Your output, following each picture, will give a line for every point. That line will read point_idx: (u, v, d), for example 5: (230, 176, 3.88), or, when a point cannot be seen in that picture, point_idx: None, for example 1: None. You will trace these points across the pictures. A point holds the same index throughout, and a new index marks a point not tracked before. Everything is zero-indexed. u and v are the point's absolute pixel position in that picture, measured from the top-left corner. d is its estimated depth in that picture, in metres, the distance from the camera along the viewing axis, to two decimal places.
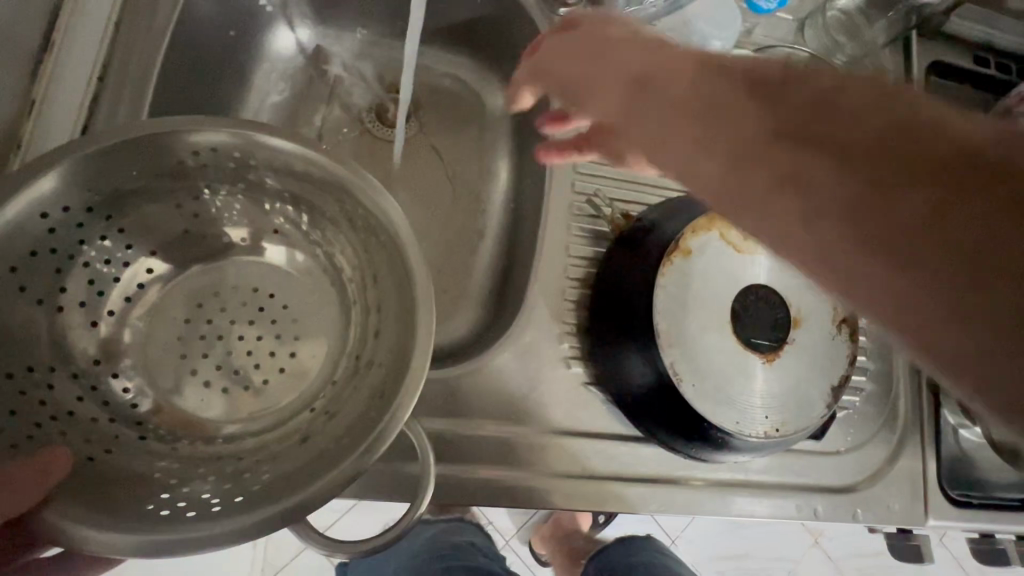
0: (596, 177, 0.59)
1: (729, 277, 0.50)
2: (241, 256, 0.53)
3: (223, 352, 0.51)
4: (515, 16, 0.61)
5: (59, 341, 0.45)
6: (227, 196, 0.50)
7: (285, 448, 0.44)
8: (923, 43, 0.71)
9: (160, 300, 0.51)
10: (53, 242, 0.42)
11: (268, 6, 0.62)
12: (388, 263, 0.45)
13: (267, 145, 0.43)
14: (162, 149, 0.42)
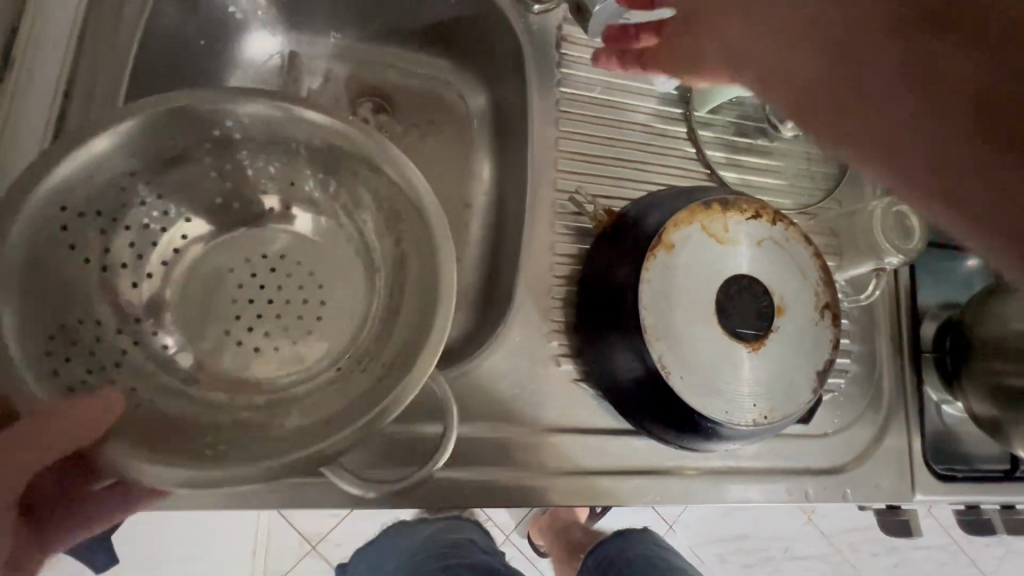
0: (577, 175, 0.59)
1: (713, 268, 0.50)
2: (273, 223, 0.53)
3: (252, 315, 0.50)
4: (490, 14, 0.61)
5: (109, 304, 0.45)
6: (263, 160, 0.49)
7: (317, 404, 0.44)
8: None
9: (197, 263, 0.51)
10: (99, 203, 0.42)
11: (237, 12, 0.60)
12: (411, 226, 0.46)
13: (304, 117, 0.43)
14: (209, 117, 0.42)
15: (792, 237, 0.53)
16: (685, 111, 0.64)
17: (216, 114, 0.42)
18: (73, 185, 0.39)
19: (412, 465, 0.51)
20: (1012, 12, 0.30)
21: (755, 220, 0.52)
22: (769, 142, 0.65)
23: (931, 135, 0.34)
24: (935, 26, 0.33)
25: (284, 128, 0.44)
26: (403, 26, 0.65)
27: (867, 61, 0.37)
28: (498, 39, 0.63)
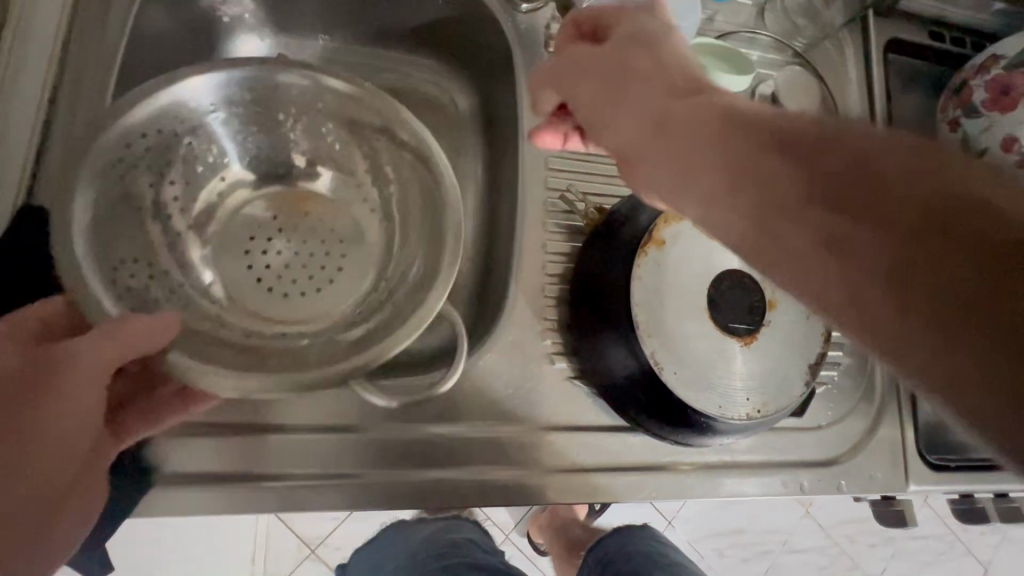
0: (568, 173, 0.59)
1: (705, 264, 0.51)
2: (298, 180, 0.55)
3: (273, 259, 0.52)
4: (478, 14, 0.61)
5: (164, 237, 0.49)
6: (298, 125, 0.53)
7: (344, 338, 0.46)
8: (880, 22, 0.72)
9: (230, 212, 0.53)
10: (156, 145, 0.46)
11: (224, 15, 0.60)
12: (426, 183, 0.50)
13: (334, 87, 0.49)
14: (260, 83, 0.48)
15: None
16: None
17: (261, 81, 0.48)
18: (134, 122, 0.43)
19: (408, 466, 0.51)
20: (904, 176, 0.29)
21: None
22: None
23: (840, 297, 0.29)
24: (842, 202, 0.30)
25: (317, 98, 0.50)
26: (392, 28, 0.65)
27: (790, 217, 0.31)
28: (486, 39, 0.62)
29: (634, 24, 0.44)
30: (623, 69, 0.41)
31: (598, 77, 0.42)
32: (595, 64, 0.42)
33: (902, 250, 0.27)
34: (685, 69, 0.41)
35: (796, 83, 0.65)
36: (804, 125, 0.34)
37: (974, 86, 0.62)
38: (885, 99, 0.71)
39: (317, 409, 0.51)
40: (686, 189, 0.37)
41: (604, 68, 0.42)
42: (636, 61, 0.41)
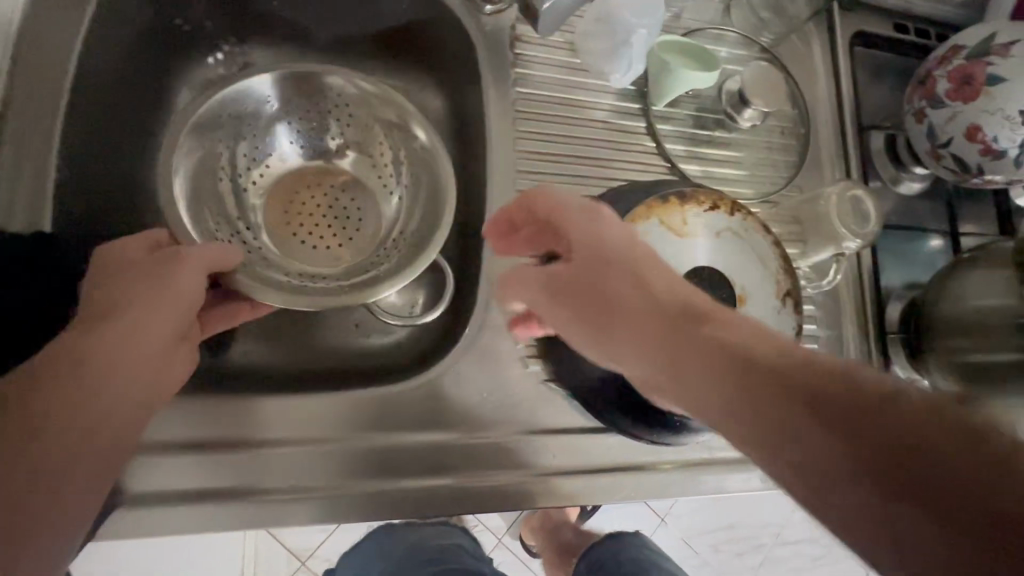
0: (537, 174, 0.59)
1: (673, 262, 0.50)
2: (332, 162, 0.67)
3: (307, 220, 0.65)
4: (442, 17, 0.60)
5: (233, 191, 0.63)
6: (336, 118, 0.65)
7: (351, 281, 0.59)
8: (846, 15, 0.72)
9: (279, 178, 0.66)
10: (228, 121, 0.60)
11: (184, 25, 0.59)
12: (428, 164, 0.61)
13: (362, 86, 0.61)
14: (310, 81, 0.61)
15: (750, 227, 0.53)
16: (643, 105, 0.64)
17: (309, 80, 0.61)
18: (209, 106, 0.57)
19: (382, 477, 0.50)
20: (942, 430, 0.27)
21: (714, 212, 0.52)
22: (728, 132, 0.66)
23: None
24: (875, 475, 0.27)
25: (350, 94, 0.62)
26: (357, 33, 0.64)
27: (829, 499, 0.28)
28: (452, 42, 0.62)
29: (589, 235, 0.41)
30: (595, 302, 0.39)
31: (568, 300, 0.41)
32: (563, 290, 0.41)
33: (939, 530, 0.25)
34: (665, 283, 0.39)
35: (761, 79, 0.63)
36: (805, 370, 0.31)
37: (936, 77, 0.63)
38: (854, 91, 0.71)
39: (286, 421, 0.50)
40: (720, 428, 0.34)
41: (571, 297, 0.41)
42: (609, 282, 0.39)
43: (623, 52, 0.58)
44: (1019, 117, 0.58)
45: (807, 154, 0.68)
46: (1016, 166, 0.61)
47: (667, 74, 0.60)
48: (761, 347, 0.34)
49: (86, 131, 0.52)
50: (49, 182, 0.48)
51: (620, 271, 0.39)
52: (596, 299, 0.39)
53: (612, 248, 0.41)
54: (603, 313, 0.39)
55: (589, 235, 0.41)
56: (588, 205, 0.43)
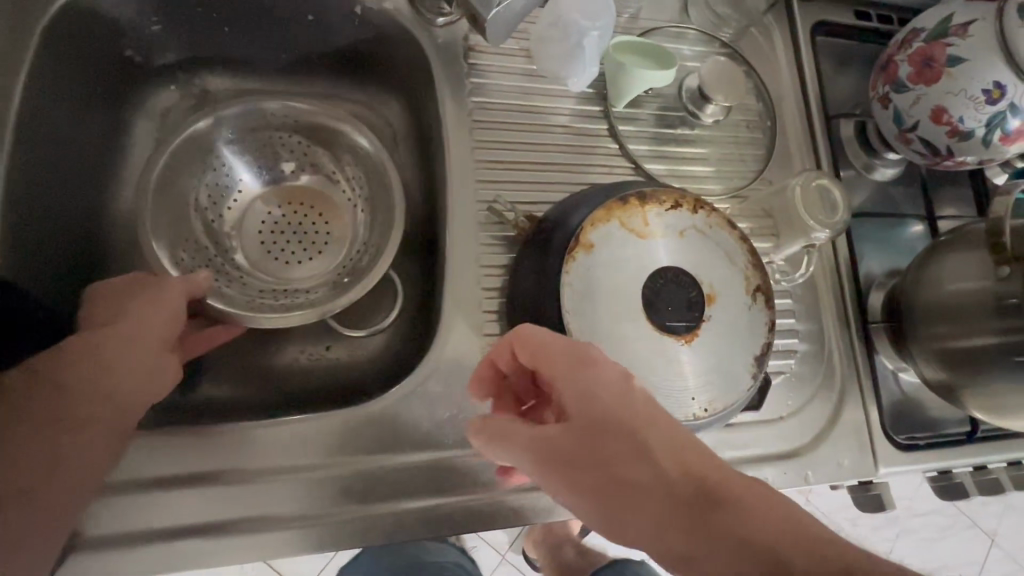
0: (497, 183, 0.58)
1: (636, 264, 0.49)
2: (296, 182, 0.67)
3: (274, 246, 0.65)
4: (396, 32, 0.60)
5: (207, 227, 0.62)
6: (294, 139, 0.65)
7: (325, 291, 0.61)
8: (806, 5, 0.72)
9: (249, 203, 0.65)
10: (193, 161, 0.60)
11: (136, 55, 0.59)
12: (381, 181, 0.63)
13: (296, 106, 0.62)
14: (253, 111, 0.61)
15: (714, 224, 0.52)
16: (603, 107, 0.63)
17: (251, 109, 0.61)
18: (171, 152, 0.58)
19: (352, 505, 0.48)
20: None
21: (675, 211, 0.51)
22: (691, 129, 0.65)
23: None
24: None
25: (299, 116, 0.62)
26: (313, 54, 0.64)
27: None
28: (407, 56, 0.62)
29: (584, 393, 0.39)
30: (594, 479, 0.37)
31: (566, 474, 0.38)
32: (558, 461, 0.38)
33: None
34: (667, 452, 0.36)
35: (721, 75, 0.62)
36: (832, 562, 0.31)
37: (898, 62, 0.63)
38: (819, 80, 0.71)
39: (258, 450, 0.48)
40: None
41: (568, 470, 0.38)
42: (611, 453, 0.37)
43: (578, 55, 0.58)
44: (982, 96, 0.57)
45: (774, 146, 0.67)
46: (986, 145, 0.60)
47: (624, 75, 0.59)
48: (773, 524, 0.33)
49: (35, 166, 0.50)
50: None
51: (620, 437, 0.37)
52: (594, 475, 0.37)
53: (607, 401, 0.38)
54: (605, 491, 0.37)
55: (580, 387, 0.39)
56: (581, 351, 0.41)
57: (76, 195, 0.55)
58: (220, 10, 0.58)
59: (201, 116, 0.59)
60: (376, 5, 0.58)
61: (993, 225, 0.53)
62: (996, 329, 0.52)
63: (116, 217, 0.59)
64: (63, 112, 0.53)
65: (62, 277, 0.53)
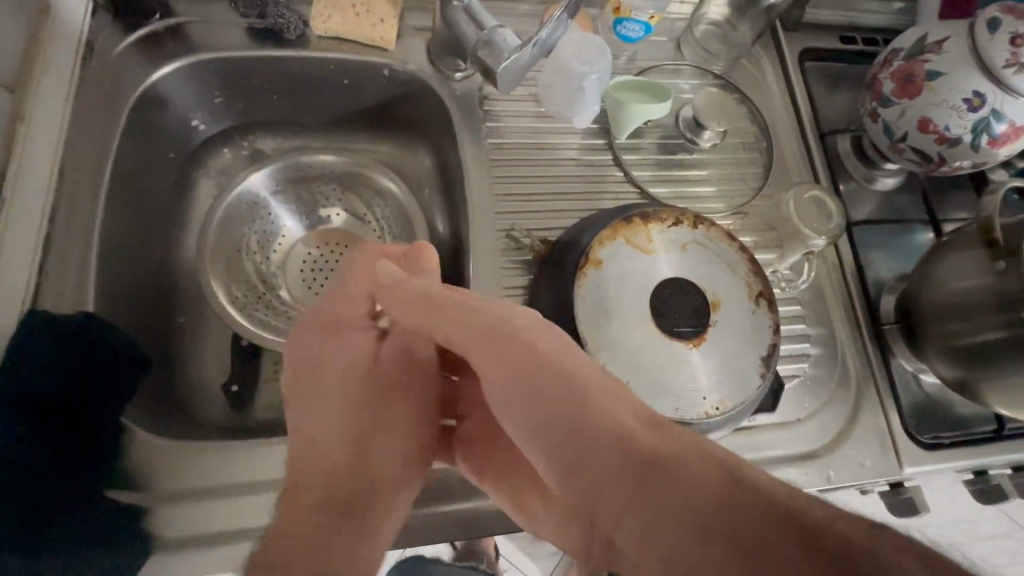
0: (515, 214, 0.64)
1: (643, 277, 0.53)
2: (333, 225, 0.74)
3: (316, 282, 0.72)
4: (420, 88, 0.69)
5: (257, 270, 0.70)
6: (331, 190, 0.75)
7: None
8: (794, 35, 0.78)
9: (292, 247, 0.73)
10: (247, 208, 0.71)
11: (199, 124, 0.69)
12: (403, 222, 0.74)
13: (326, 159, 0.75)
14: (293, 163, 0.73)
15: (714, 237, 0.56)
16: (607, 140, 0.69)
17: (292, 164, 0.73)
18: (231, 201, 0.70)
19: None
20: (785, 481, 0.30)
21: (677, 227, 0.56)
22: (691, 154, 0.71)
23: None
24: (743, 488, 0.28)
25: (333, 167, 0.75)
26: (349, 111, 0.73)
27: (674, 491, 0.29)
28: (430, 109, 0.70)
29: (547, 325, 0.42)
30: (554, 375, 0.37)
31: (526, 370, 0.38)
32: (521, 355, 0.39)
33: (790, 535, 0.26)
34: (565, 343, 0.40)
35: (713, 103, 0.68)
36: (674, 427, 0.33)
37: (882, 80, 0.67)
38: (810, 101, 0.76)
39: None
40: (582, 458, 0.34)
41: (529, 364, 0.38)
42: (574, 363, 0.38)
43: (580, 96, 0.64)
44: (963, 105, 0.61)
45: (771, 165, 0.71)
46: (976, 149, 0.63)
47: (623, 111, 0.65)
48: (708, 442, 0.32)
49: (119, 220, 0.59)
50: (90, 267, 0.54)
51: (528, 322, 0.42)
52: (551, 373, 0.37)
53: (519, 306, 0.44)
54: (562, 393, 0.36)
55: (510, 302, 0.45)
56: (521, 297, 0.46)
57: (152, 244, 0.64)
58: (269, 82, 0.68)
59: (252, 171, 0.71)
60: (402, 67, 0.67)
61: (986, 223, 0.55)
62: (998, 323, 0.54)
63: (181, 262, 0.67)
64: (142, 173, 0.63)
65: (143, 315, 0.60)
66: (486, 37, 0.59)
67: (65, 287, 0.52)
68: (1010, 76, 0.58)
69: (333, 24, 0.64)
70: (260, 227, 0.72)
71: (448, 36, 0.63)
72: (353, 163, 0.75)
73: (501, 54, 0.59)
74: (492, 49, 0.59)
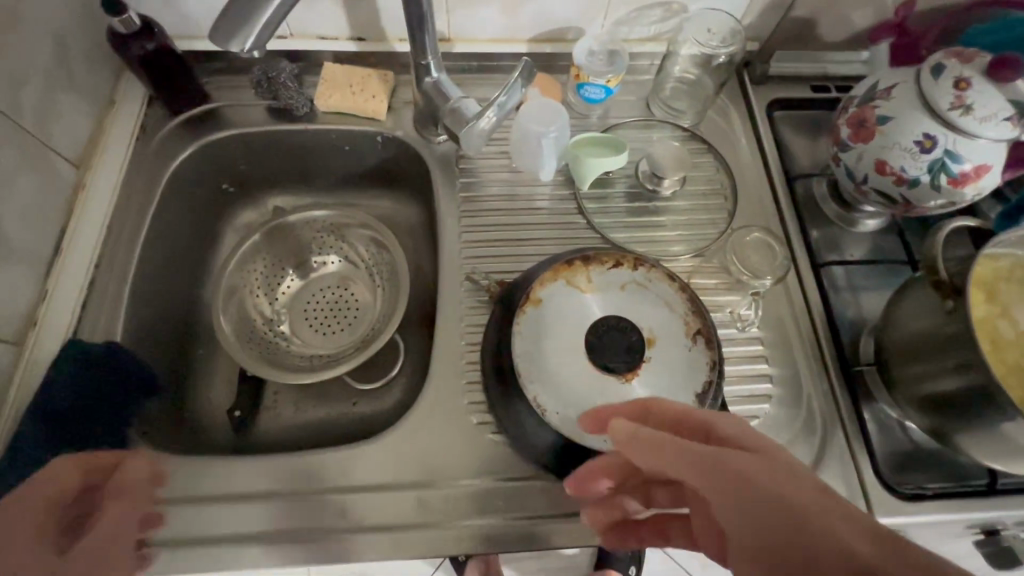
0: (480, 259, 0.70)
1: (579, 315, 0.58)
2: (331, 271, 0.84)
3: (314, 320, 0.81)
4: (409, 150, 0.78)
5: (261, 311, 0.80)
6: (330, 241, 0.84)
7: (351, 351, 0.78)
8: (763, 88, 0.81)
9: (298, 289, 0.83)
10: (257, 257, 0.81)
11: (229, 187, 0.82)
12: (388, 266, 0.82)
13: (313, 216, 0.83)
14: (293, 223, 0.83)
15: (654, 278, 0.60)
16: (572, 191, 0.75)
17: (296, 220, 0.83)
18: (242, 254, 0.80)
19: (346, 528, 0.57)
20: None
21: (617, 268, 0.60)
22: (653, 202, 0.75)
23: None
24: None
25: (333, 220, 0.84)
26: (353, 172, 0.84)
27: None
28: (416, 170, 0.80)
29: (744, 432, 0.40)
30: (729, 468, 0.35)
31: (704, 470, 0.36)
32: (707, 456, 0.37)
33: None
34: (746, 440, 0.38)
35: (663, 157, 0.74)
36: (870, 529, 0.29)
37: (840, 125, 0.68)
38: (778, 147, 0.78)
39: (278, 478, 0.59)
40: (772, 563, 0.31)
41: (714, 468, 0.36)
42: (764, 466, 0.35)
43: (541, 152, 0.72)
44: (915, 147, 0.61)
45: (736, 210, 0.74)
46: (939, 189, 0.63)
47: (580, 163, 0.71)
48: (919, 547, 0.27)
49: (152, 266, 0.71)
50: (122, 304, 0.65)
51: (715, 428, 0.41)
52: (726, 467, 0.36)
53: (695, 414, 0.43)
54: (758, 499, 0.33)
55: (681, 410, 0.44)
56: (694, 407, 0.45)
57: (179, 287, 0.76)
58: (284, 151, 0.80)
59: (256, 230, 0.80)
60: (392, 134, 0.78)
61: (930, 264, 0.55)
62: (957, 363, 0.52)
63: (204, 302, 0.79)
64: (176, 227, 0.75)
65: (166, 345, 0.71)
66: (452, 107, 0.68)
67: (101, 320, 0.64)
68: (957, 117, 0.59)
69: (335, 102, 0.76)
70: (265, 269, 0.81)
71: (425, 108, 0.73)
72: (347, 218, 0.84)
73: (465, 120, 0.67)
74: (457, 116, 0.68)
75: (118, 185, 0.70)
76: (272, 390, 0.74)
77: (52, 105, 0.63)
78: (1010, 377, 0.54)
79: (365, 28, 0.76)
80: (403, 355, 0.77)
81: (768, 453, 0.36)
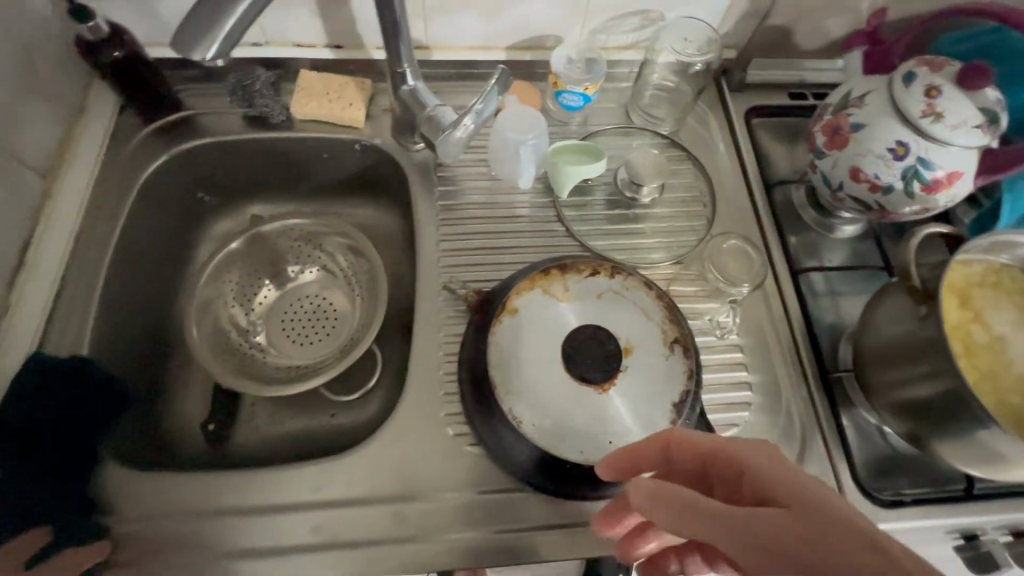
0: (458, 267, 0.70)
1: (556, 324, 0.57)
2: (309, 280, 0.83)
3: (291, 330, 0.80)
4: (387, 158, 0.78)
5: (236, 321, 0.79)
6: (308, 249, 0.83)
7: (328, 362, 0.77)
8: (742, 95, 0.82)
9: (274, 299, 0.82)
10: (232, 265, 0.80)
11: (205, 196, 0.81)
12: (366, 275, 0.81)
13: (291, 223, 0.82)
14: (268, 230, 0.82)
15: (631, 286, 0.59)
16: (551, 198, 0.75)
17: (271, 227, 0.82)
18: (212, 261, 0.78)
19: (321, 545, 0.55)
20: None
21: (594, 277, 0.60)
22: (632, 209, 0.75)
23: None
24: None
25: (312, 227, 0.83)
26: (331, 181, 0.83)
27: None
28: (394, 178, 0.79)
29: (777, 469, 0.35)
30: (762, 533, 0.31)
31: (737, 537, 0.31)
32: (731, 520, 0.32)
33: None
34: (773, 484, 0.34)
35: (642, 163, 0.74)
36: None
37: (816, 132, 0.69)
38: (755, 154, 0.79)
39: (250, 494, 0.57)
40: None
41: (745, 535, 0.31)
42: (796, 526, 0.30)
43: (517, 160, 0.71)
44: (888, 154, 0.62)
45: (715, 217, 0.74)
46: (912, 196, 0.63)
47: (558, 171, 0.71)
48: None
49: (123, 277, 0.69)
50: (90, 316, 0.64)
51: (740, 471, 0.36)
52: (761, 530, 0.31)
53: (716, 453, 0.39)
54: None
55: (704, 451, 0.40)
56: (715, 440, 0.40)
57: (152, 297, 0.74)
58: (261, 160, 0.79)
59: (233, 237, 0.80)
60: (370, 142, 0.77)
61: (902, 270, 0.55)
62: (930, 369, 0.53)
63: (178, 313, 0.77)
64: (149, 237, 0.74)
65: (137, 358, 0.70)
66: (428, 114, 0.68)
67: (67, 332, 0.62)
68: (929, 125, 0.59)
69: (311, 111, 0.75)
70: (240, 279, 0.80)
71: (402, 116, 0.73)
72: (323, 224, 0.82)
73: (441, 128, 0.67)
74: (433, 124, 0.68)
75: (88, 196, 0.69)
76: (247, 402, 0.73)
77: (17, 114, 0.62)
78: (982, 382, 0.54)
79: (342, 36, 0.76)
80: (381, 366, 0.76)
81: (802, 500, 0.32)
